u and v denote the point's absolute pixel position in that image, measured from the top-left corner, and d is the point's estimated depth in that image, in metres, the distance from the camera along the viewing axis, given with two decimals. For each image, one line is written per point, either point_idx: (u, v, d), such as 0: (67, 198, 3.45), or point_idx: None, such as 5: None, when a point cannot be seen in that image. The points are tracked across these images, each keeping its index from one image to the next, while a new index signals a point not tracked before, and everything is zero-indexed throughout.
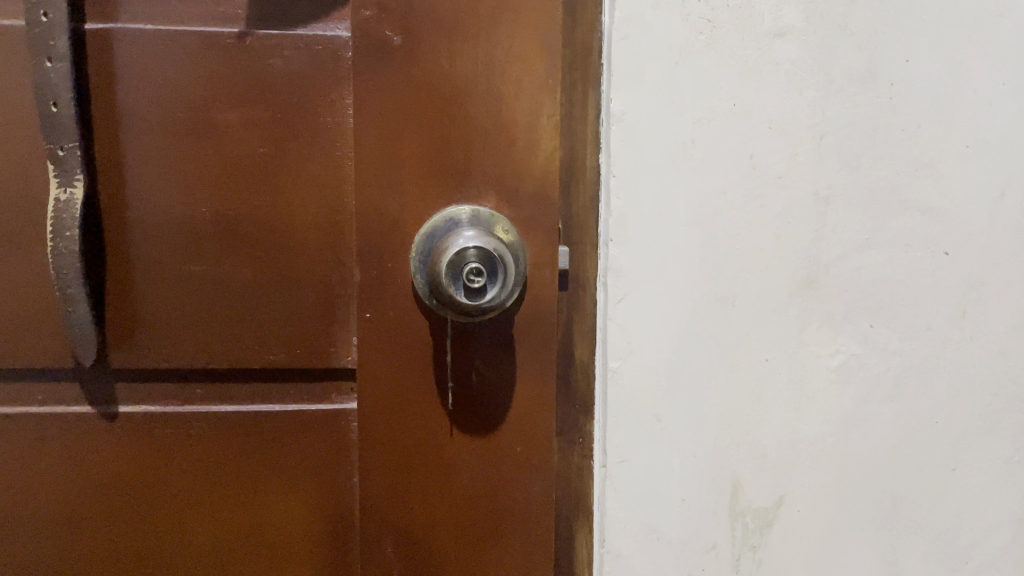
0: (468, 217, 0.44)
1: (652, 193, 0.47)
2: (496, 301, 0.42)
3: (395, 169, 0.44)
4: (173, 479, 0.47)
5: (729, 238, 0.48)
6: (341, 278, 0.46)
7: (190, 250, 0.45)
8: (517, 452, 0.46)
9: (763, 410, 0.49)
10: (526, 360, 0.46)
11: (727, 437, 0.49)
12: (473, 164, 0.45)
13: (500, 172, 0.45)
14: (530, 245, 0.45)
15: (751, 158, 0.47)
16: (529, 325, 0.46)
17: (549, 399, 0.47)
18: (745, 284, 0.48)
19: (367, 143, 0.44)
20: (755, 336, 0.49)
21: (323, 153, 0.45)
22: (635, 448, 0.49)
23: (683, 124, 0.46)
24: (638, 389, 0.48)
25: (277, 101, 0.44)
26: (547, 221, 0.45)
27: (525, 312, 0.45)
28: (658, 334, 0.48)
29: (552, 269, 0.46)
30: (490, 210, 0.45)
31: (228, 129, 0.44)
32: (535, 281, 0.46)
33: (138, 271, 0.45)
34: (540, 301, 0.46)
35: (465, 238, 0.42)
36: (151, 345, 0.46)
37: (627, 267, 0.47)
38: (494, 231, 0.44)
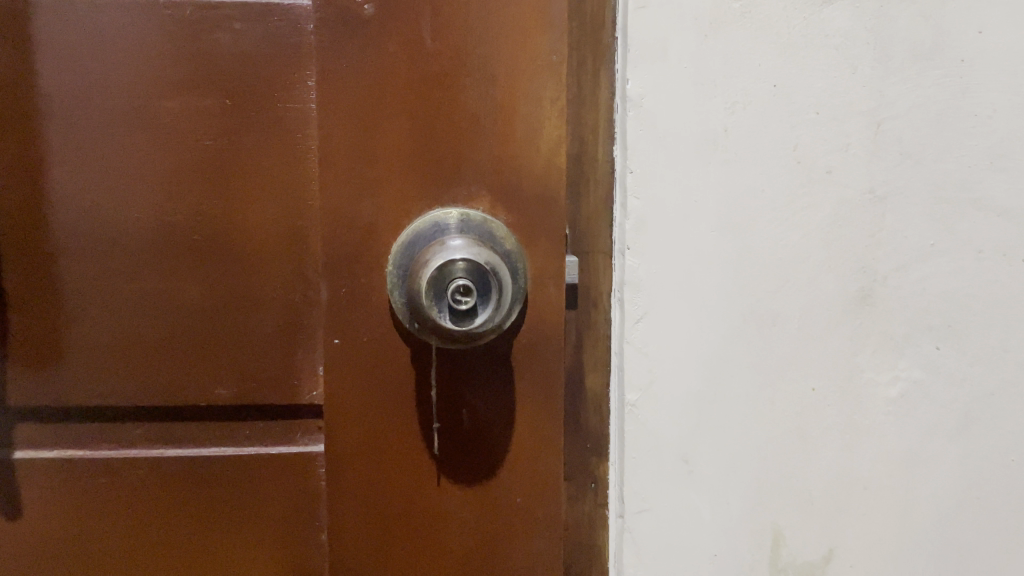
0: (456, 221, 0.37)
1: (676, 194, 0.39)
2: (493, 322, 0.34)
3: (367, 165, 0.37)
4: (110, 535, 0.40)
5: (769, 246, 0.40)
6: (306, 297, 0.38)
7: (126, 263, 0.38)
8: (516, 502, 0.39)
9: (807, 448, 0.42)
10: (527, 394, 0.38)
11: (766, 480, 0.42)
12: (462, 158, 0.37)
13: (496, 170, 0.37)
14: (532, 256, 0.38)
15: (795, 152, 0.40)
16: (530, 352, 0.38)
17: (555, 439, 0.39)
18: (787, 299, 0.41)
19: (332, 134, 0.36)
20: (799, 360, 0.41)
21: (282, 148, 0.37)
22: (658, 495, 0.41)
23: (713, 110, 0.39)
24: (661, 426, 0.41)
25: (226, 84, 0.37)
26: (551, 229, 0.38)
27: (525, 337, 0.38)
28: (685, 361, 0.40)
29: (557, 284, 0.38)
30: (483, 213, 0.37)
31: (169, 118, 0.37)
32: (537, 299, 0.38)
33: (64, 287, 0.38)
34: (543, 324, 0.38)
35: (452, 248, 0.34)
36: (84, 376, 0.38)
37: (647, 280, 0.40)
38: (487, 239, 0.36)
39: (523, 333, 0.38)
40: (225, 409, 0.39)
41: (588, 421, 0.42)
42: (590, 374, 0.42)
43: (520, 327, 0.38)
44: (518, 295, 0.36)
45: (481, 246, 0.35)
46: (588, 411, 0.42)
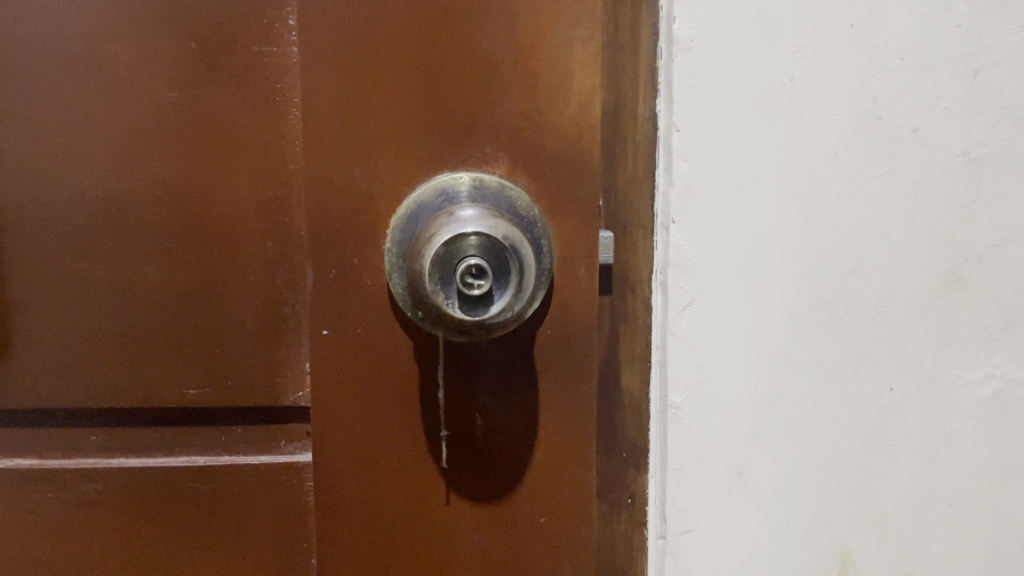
0: (467, 188, 0.31)
1: (731, 156, 0.33)
2: (514, 307, 0.28)
3: (361, 121, 0.30)
4: (66, 557, 0.34)
5: (841, 219, 0.34)
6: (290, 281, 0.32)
7: (80, 242, 0.32)
8: (539, 523, 0.33)
9: (883, 459, 0.35)
10: (551, 396, 0.32)
11: (834, 496, 0.35)
12: (476, 114, 0.31)
13: (515, 127, 0.31)
14: (558, 230, 0.32)
15: (876, 106, 0.33)
16: (556, 345, 0.32)
17: (586, 449, 0.33)
18: (862, 283, 0.34)
19: (318, 84, 0.30)
20: (874, 355, 0.35)
21: (260, 102, 0.31)
22: (706, 513, 0.35)
23: (778, 55, 0.32)
24: (711, 432, 0.34)
25: (189, 23, 0.30)
26: (583, 198, 0.32)
27: (550, 328, 0.32)
28: (739, 355, 0.34)
29: (589, 265, 0.32)
30: (500, 178, 0.31)
31: (123, 66, 0.31)
32: (564, 283, 0.32)
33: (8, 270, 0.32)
34: (572, 313, 0.32)
35: (463, 219, 0.28)
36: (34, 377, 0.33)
37: (695, 260, 0.33)
38: (505, 210, 0.30)
39: (547, 323, 0.32)
40: (198, 412, 0.34)
41: (623, 426, 0.36)
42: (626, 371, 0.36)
43: (544, 316, 0.32)
44: (542, 276, 0.30)
45: (498, 216, 0.29)
46: (623, 414, 0.36)
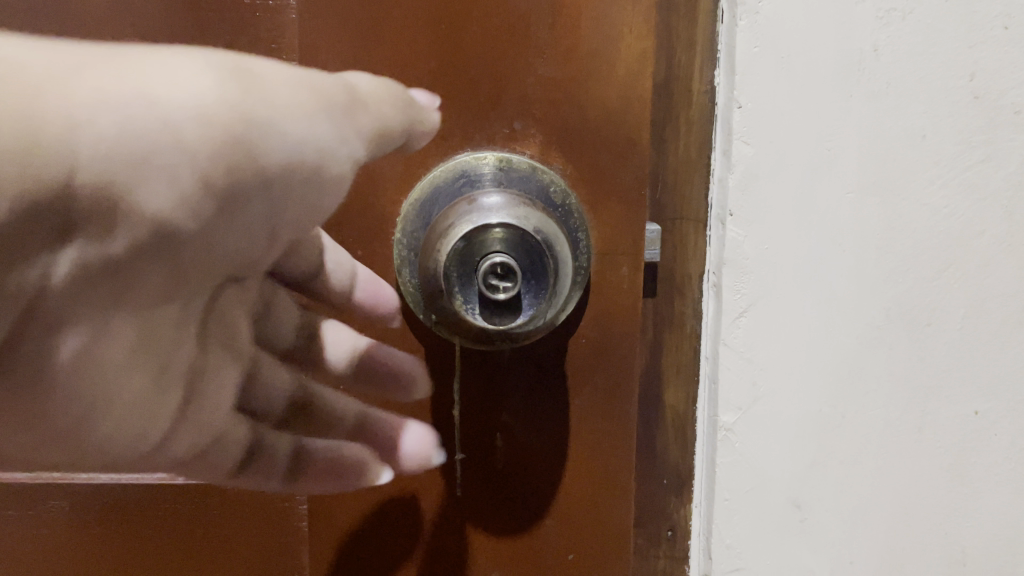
0: (493, 170, 0.26)
1: (801, 138, 0.28)
2: (546, 312, 0.23)
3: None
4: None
5: (926, 215, 0.29)
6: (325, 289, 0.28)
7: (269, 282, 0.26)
8: (568, 560, 0.29)
9: (965, 494, 0.31)
10: (586, 415, 0.28)
11: (905, 535, 0.31)
12: (505, 83, 0.26)
13: (551, 99, 0.26)
14: (598, 221, 0.27)
15: (972, 83, 0.28)
16: (592, 355, 0.28)
17: (624, 475, 0.29)
18: (948, 289, 0.29)
19: (321, 45, 0.26)
20: (959, 373, 0.30)
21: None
22: (758, 550, 0.31)
23: (859, 20, 0.27)
24: (766, 458, 0.30)
25: None
26: (628, 186, 0.27)
27: (586, 336, 0.28)
28: (802, 370, 0.29)
29: (632, 265, 0.28)
30: (531, 159, 0.27)
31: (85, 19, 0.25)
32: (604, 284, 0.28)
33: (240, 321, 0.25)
34: (613, 317, 0.28)
35: (487, 207, 0.24)
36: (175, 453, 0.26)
37: (754, 260, 0.29)
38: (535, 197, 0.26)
39: (584, 330, 0.28)
40: None
41: (665, 447, 0.32)
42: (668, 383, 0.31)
43: (580, 320, 0.28)
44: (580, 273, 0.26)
45: (528, 204, 0.24)
46: (665, 433, 0.32)
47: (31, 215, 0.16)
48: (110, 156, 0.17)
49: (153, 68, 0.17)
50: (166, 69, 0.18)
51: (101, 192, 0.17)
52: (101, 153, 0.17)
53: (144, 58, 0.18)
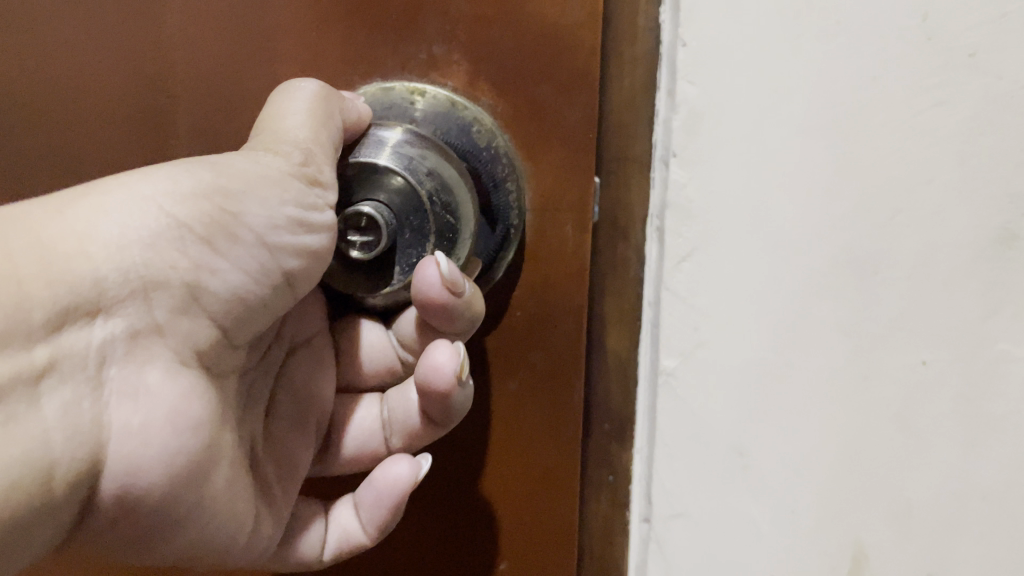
0: (406, 101, 0.33)
1: (743, 81, 0.29)
2: (456, 241, 0.31)
3: (358, 45, 0.33)
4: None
5: (876, 157, 0.28)
6: (367, 348, 0.36)
7: (279, 350, 0.34)
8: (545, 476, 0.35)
9: (910, 448, 0.30)
10: (527, 395, 0.35)
11: (851, 488, 0.31)
12: (455, 29, 0.32)
13: (494, 45, 0.32)
14: (545, 159, 0.33)
15: (925, 22, 0.27)
16: (536, 288, 0.34)
17: (576, 421, 0.35)
18: (900, 239, 0.28)
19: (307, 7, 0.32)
20: (908, 326, 0.29)
21: (243, 26, 0.32)
22: (695, 495, 0.32)
23: None
24: (704, 399, 0.31)
25: None
26: (573, 133, 0.33)
27: (521, 310, 0.34)
28: (740, 313, 0.30)
29: (577, 222, 0.33)
30: (453, 94, 0.33)
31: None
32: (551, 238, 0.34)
33: (307, 379, 0.35)
34: (557, 267, 0.34)
35: (383, 152, 0.30)
36: (262, 481, 0.32)
37: (697, 204, 0.30)
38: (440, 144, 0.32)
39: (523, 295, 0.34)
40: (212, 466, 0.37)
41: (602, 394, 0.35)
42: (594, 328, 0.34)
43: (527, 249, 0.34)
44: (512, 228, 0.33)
45: (422, 144, 0.31)
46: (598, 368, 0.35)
47: (61, 318, 0.23)
48: (119, 267, 0.24)
49: (141, 180, 0.26)
50: (242, 162, 0.28)
51: (121, 295, 0.24)
52: (116, 250, 0.24)
53: (132, 175, 0.26)
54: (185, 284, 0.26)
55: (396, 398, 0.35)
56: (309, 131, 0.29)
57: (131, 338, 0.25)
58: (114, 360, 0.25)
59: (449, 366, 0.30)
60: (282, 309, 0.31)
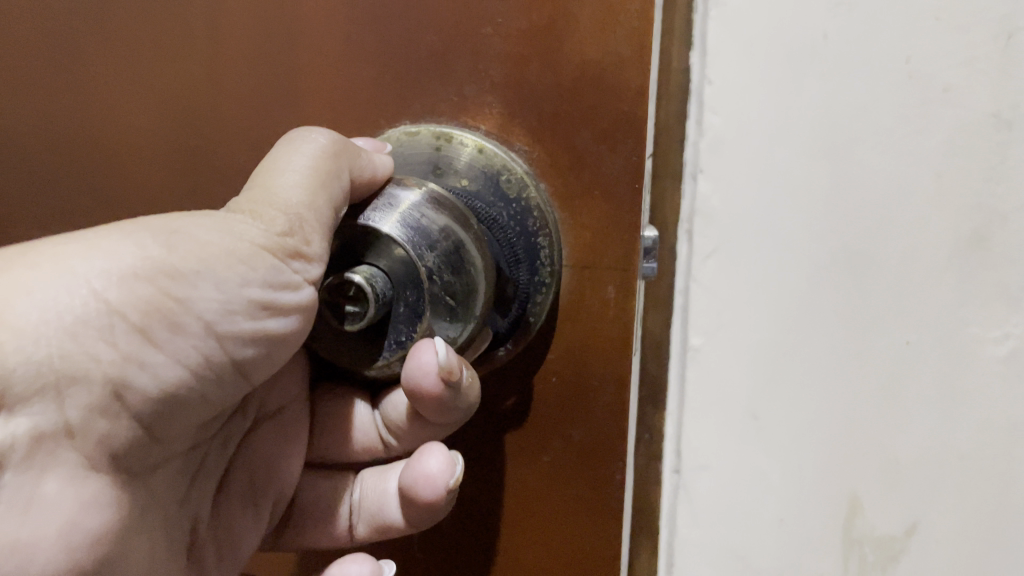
0: (431, 146, 0.34)
1: (762, 109, 0.34)
2: (460, 318, 0.30)
3: (393, 88, 0.34)
4: None
5: (868, 172, 0.34)
6: (353, 414, 0.38)
7: (243, 423, 0.36)
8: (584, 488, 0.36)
9: (897, 412, 0.37)
10: (558, 424, 0.36)
11: (846, 445, 0.37)
12: (500, 67, 0.32)
13: (534, 84, 0.33)
14: (590, 206, 0.34)
15: (908, 64, 0.33)
16: (579, 330, 0.35)
17: (595, 493, 0.36)
18: (888, 239, 0.35)
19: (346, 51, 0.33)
20: (895, 310, 0.36)
21: (310, 77, 0.34)
22: (719, 452, 0.37)
23: (812, 11, 0.33)
24: (726, 376, 0.36)
25: None
26: (619, 189, 0.33)
27: (557, 376, 0.35)
28: (757, 302, 0.36)
29: (622, 282, 0.34)
30: (500, 146, 0.34)
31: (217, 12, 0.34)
32: (595, 298, 0.35)
33: (278, 449, 0.37)
34: (599, 332, 0.35)
35: (388, 217, 0.29)
36: (199, 559, 0.34)
37: (721, 210, 0.35)
38: (451, 208, 0.30)
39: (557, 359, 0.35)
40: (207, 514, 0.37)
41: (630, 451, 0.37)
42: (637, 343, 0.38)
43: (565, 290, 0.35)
44: (543, 286, 0.34)
45: (433, 209, 0.30)
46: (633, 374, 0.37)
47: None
48: (32, 362, 0.23)
49: (78, 253, 0.25)
50: (213, 231, 0.27)
51: (27, 391, 0.23)
52: (27, 340, 0.23)
53: (69, 246, 0.25)
54: (108, 379, 0.25)
55: (371, 487, 0.37)
56: (303, 196, 0.29)
57: (36, 441, 0.23)
58: (9, 466, 0.23)
59: (439, 475, 0.33)
60: (226, 398, 0.31)
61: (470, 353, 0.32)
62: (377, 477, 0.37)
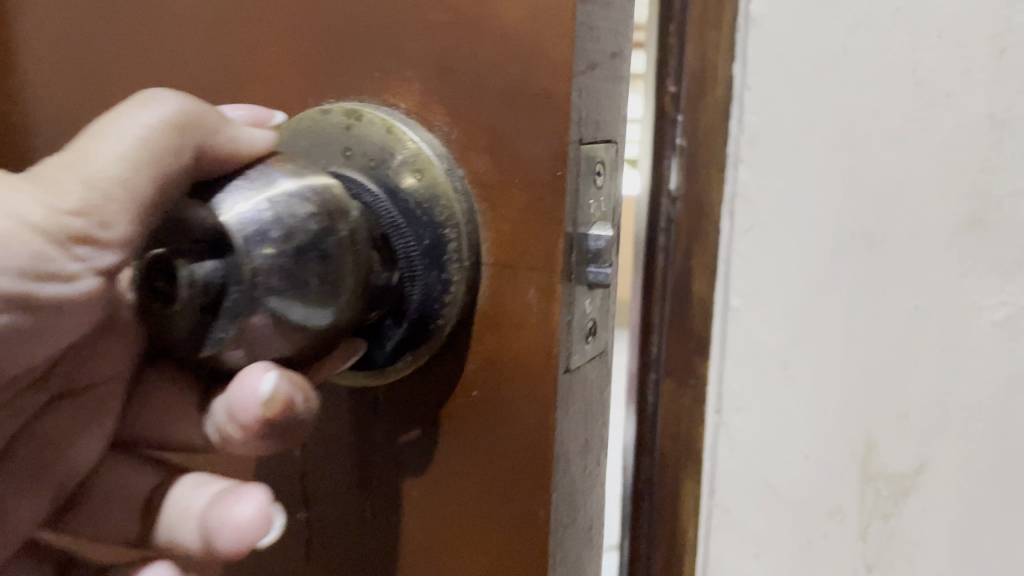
0: (343, 124, 0.44)
1: (795, 110, 0.41)
2: (313, 301, 0.36)
3: (385, 87, 0.44)
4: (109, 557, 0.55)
5: (883, 163, 0.42)
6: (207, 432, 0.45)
7: (43, 393, 0.49)
8: (511, 441, 0.43)
9: (908, 365, 0.43)
10: (489, 383, 0.43)
11: (862, 394, 0.44)
12: (469, 71, 0.41)
13: (473, 79, 0.41)
14: (516, 202, 0.41)
15: (916, 75, 0.41)
16: (507, 313, 0.42)
17: (526, 463, 0.43)
18: (900, 219, 0.42)
19: (331, 48, 0.45)
20: (906, 279, 0.43)
21: (352, 84, 0.45)
22: (755, 395, 0.44)
23: (835, 31, 0.40)
24: (761, 332, 0.44)
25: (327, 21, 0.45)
26: (541, 178, 0.40)
27: (479, 362, 0.43)
28: (788, 270, 0.43)
29: (543, 286, 0.41)
30: (421, 134, 0.42)
31: (300, 40, 0.46)
32: (518, 301, 0.42)
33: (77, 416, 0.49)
34: (521, 325, 0.42)
35: (231, 207, 0.34)
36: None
37: (758, 193, 0.43)
38: (309, 202, 0.36)
39: (487, 359, 0.43)
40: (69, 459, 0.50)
41: (567, 457, 0.44)
42: (593, 342, 0.45)
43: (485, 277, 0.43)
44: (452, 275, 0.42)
45: (285, 203, 0.35)
46: (589, 371, 0.45)
47: None
48: None
49: None
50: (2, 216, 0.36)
51: None
52: None
53: None
54: None
55: (188, 496, 0.45)
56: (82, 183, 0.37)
57: None
58: None
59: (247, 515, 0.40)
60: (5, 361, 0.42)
61: (334, 339, 0.39)
62: (194, 482, 0.46)
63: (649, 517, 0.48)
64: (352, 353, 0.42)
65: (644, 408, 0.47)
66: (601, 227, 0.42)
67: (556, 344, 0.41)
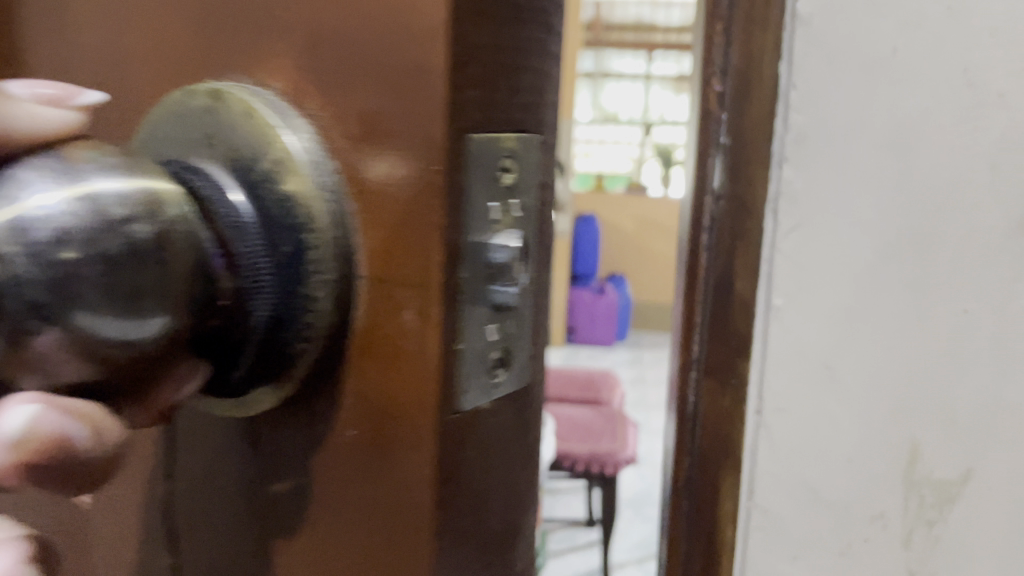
0: (202, 109, 0.22)
1: (841, 110, 0.41)
2: (143, 314, 0.18)
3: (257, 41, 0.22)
4: None
5: (932, 164, 0.41)
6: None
7: None
8: (405, 527, 0.20)
9: (957, 371, 0.42)
10: (371, 412, 0.21)
11: (908, 398, 0.43)
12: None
13: None
14: (387, 189, 0.20)
15: (966, 74, 0.40)
16: (383, 356, 0.20)
17: (409, 518, 0.20)
18: (950, 221, 0.41)
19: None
20: (955, 281, 0.42)
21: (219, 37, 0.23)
22: (796, 396, 0.44)
23: (884, 30, 0.40)
24: (803, 332, 0.44)
25: None
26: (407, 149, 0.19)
27: (359, 425, 0.21)
28: (832, 271, 0.43)
29: (416, 304, 0.20)
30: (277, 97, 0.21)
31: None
32: (392, 321, 0.20)
33: None
34: (399, 387, 0.20)
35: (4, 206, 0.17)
36: None
37: (803, 192, 0.42)
38: (138, 198, 0.18)
39: (355, 394, 0.21)
40: None
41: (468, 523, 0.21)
42: (506, 377, 0.22)
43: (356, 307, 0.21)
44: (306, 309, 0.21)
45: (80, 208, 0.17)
46: (497, 428, 0.22)
47: None
48: None
49: None
50: None
51: None
52: None
53: None
54: None
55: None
56: None
57: None
58: None
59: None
60: None
61: (155, 378, 0.19)
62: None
63: (687, 524, 0.46)
64: (196, 375, 0.21)
65: (684, 410, 0.45)
66: (506, 235, 0.20)
67: (436, 389, 0.20)
